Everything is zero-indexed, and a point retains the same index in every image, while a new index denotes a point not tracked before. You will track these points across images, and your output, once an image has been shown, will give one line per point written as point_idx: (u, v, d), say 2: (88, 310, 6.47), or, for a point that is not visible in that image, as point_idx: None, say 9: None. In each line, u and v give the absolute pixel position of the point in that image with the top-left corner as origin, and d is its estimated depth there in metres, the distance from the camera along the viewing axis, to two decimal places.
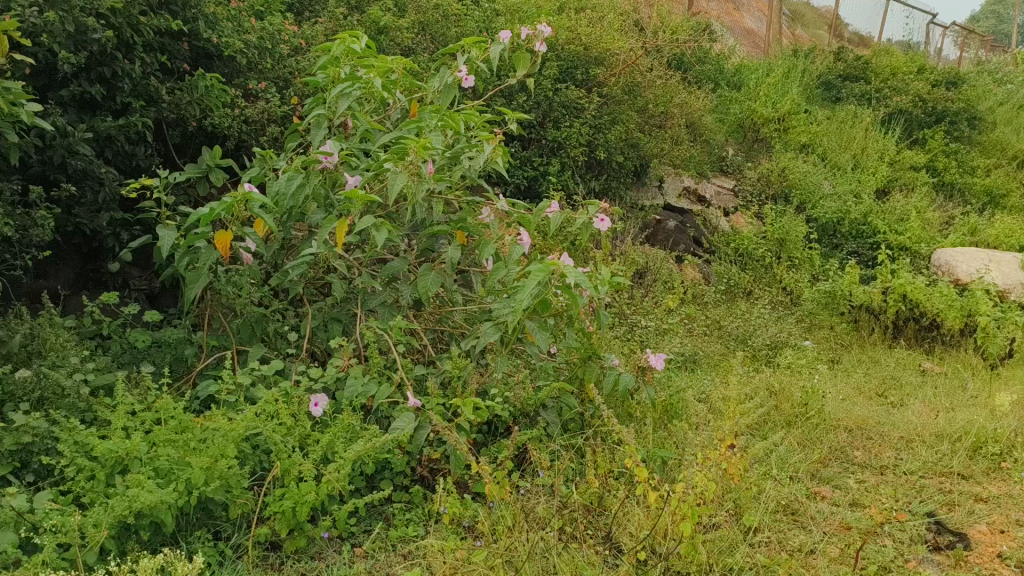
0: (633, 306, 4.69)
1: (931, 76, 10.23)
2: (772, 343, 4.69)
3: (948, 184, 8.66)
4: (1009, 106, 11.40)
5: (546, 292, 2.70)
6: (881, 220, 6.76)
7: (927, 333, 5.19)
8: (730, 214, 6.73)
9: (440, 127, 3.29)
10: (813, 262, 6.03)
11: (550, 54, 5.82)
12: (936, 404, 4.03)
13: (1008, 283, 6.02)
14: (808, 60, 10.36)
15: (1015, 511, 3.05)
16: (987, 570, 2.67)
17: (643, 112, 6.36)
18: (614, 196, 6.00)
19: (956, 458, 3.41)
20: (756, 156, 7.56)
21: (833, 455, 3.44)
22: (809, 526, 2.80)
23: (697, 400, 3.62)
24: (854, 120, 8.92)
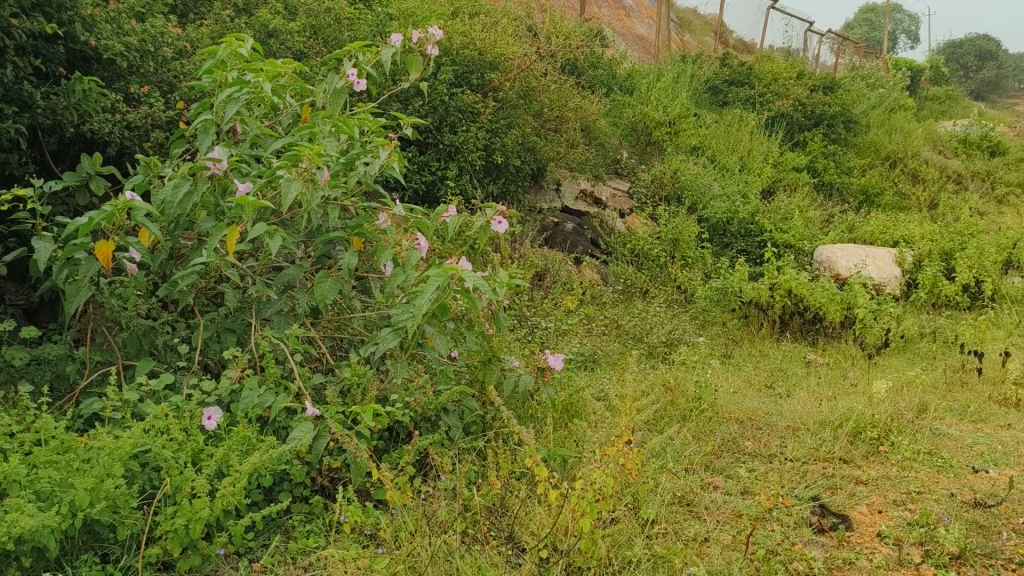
0: (534, 307, 4.77)
1: (810, 80, 10.73)
2: (668, 340, 4.83)
3: (828, 184, 9.08)
4: (881, 110, 12.08)
5: (444, 296, 2.70)
6: (767, 219, 7.05)
7: (811, 326, 5.44)
8: (626, 216, 6.89)
9: (333, 131, 3.25)
10: (705, 261, 6.24)
11: (444, 59, 5.82)
12: (819, 393, 4.24)
13: (883, 277, 6.38)
14: (697, 65, 10.70)
15: (892, 491, 3.24)
16: (867, 548, 2.83)
17: (539, 116, 6.44)
18: (512, 199, 6.04)
19: (838, 443, 3.60)
20: (650, 160, 7.78)
21: (725, 446, 3.57)
22: (703, 516, 2.91)
23: (595, 398, 3.70)
24: (740, 123, 9.33)
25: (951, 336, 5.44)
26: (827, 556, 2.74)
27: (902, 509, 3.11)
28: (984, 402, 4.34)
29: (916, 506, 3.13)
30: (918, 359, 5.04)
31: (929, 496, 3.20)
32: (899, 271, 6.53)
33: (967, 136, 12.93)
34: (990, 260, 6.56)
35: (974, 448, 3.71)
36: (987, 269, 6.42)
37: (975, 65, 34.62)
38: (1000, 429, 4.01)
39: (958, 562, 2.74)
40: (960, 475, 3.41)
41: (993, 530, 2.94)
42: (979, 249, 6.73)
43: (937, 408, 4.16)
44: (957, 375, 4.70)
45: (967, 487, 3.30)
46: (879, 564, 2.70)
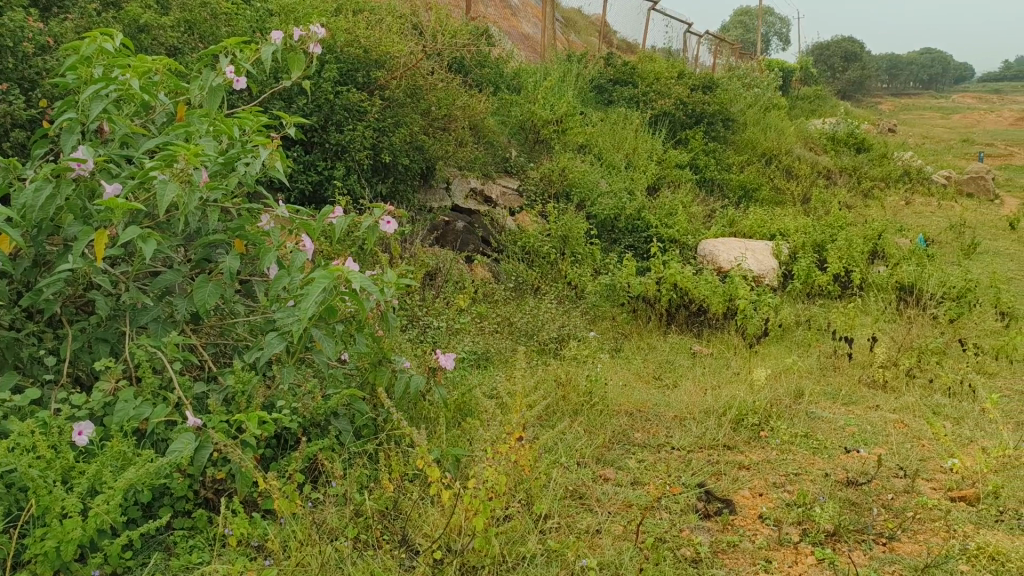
0: (425, 307, 4.74)
1: (690, 80, 11.07)
2: (558, 336, 4.90)
3: (709, 180, 9.40)
4: (757, 108, 12.60)
5: (331, 299, 2.64)
6: (653, 215, 7.23)
7: (696, 318, 5.59)
8: (516, 214, 6.93)
9: (210, 131, 3.13)
10: (595, 257, 6.34)
11: (328, 56, 5.72)
12: (704, 383, 4.38)
13: (762, 270, 6.62)
14: (582, 64, 10.87)
15: (772, 474, 3.39)
16: (749, 531, 2.95)
17: (427, 114, 6.40)
18: (401, 199, 5.98)
19: (722, 431, 3.74)
20: (538, 158, 7.86)
21: (615, 438, 3.65)
22: (595, 508, 2.96)
23: (487, 396, 3.71)
24: (625, 121, 9.54)
25: (824, 323, 5.72)
26: (712, 540, 2.84)
27: (781, 491, 3.26)
28: (854, 385, 4.59)
29: (794, 488, 3.28)
30: (794, 347, 5.29)
31: (805, 477, 3.36)
32: (777, 263, 6.81)
33: (834, 134, 13.64)
34: (857, 251, 6.95)
35: (846, 429, 3.92)
36: (856, 259, 6.78)
37: (841, 66, 36.52)
38: (870, 410, 4.25)
39: (833, 538, 2.90)
40: (834, 456, 3.59)
41: (864, 506, 3.12)
42: (847, 240, 7.11)
43: (812, 393, 4.37)
44: (830, 360, 4.95)
45: (840, 466, 3.48)
46: (761, 545, 2.82)
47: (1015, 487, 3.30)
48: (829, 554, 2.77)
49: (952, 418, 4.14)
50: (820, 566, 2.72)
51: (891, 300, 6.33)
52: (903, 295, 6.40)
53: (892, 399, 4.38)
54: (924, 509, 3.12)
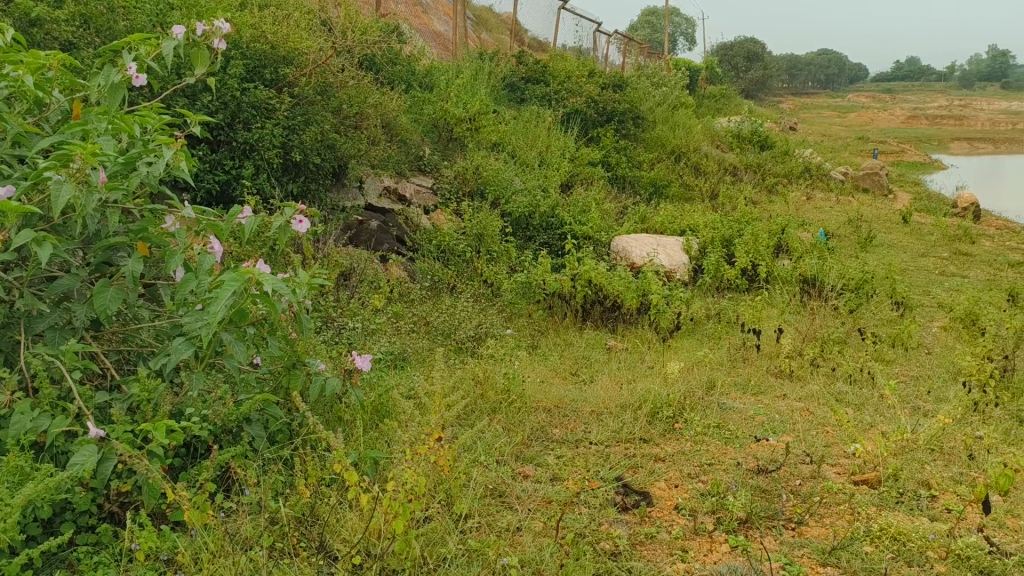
0: (340, 308, 4.66)
1: (601, 78, 11.22)
2: (476, 334, 4.89)
3: (621, 177, 9.52)
4: (665, 107, 12.85)
5: (242, 302, 2.55)
6: (566, 212, 7.29)
7: (611, 314, 5.68)
8: (430, 212, 6.88)
9: (109, 129, 2.99)
10: (510, 254, 6.35)
11: (233, 52, 5.57)
12: (619, 377, 4.45)
13: (673, 265, 6.76)
14: (495, 61, 10.89)
15: (686, 465, 3.47)
16: (665, 521, 3.01)
17: (338, 112, 6.30)
18: (313, 198, 5.86)
19: (638, 424, 3.80)
20: (451, 155, 7.84)
21: (534, 435, 3.67)
22: (515, 505, 2.97)
23: (404, 397, 3.67)
24: (538, 119, 9.59)
25: (733, 316, 5.89)
26: (631, 532, 2.89)
27: (695, 481, 3.34)
28: (762, 375, 4.74)
29: (708, 477, 3.37)
30: (705, 340, 5.42)
31: (719, 467, 3.45)
32: (687, 258, 6.96)
33: (739, 131, 14.06)
34: (763, 245, 7.16)
35: (756, 418, 4.04)
36: (762, 253, 6.97)
37: (745, 65, 37.60)
38: (777, 399, 4.40)
39: (746, 526, 2.98)
40: (745, 445, 3.70)
41: (775, 493, 3.22)
42: (754, 235, 7.32)
43: (723, 384, 4.50)
44: (739, 352, 5.10)
45: (751, 455, 3.59)
46: (677, 535, 2.88)
47: (913, 470, 3.47)
48: (742, 541, 2.85)
49: (853, 404, 4.32)
50: (734, 553, 2.79)
51: (795, 292, 6.56)
52: (806, 287, 6.65)
53: (797, 388, 4.54)
54: (830, 493, 3.25)
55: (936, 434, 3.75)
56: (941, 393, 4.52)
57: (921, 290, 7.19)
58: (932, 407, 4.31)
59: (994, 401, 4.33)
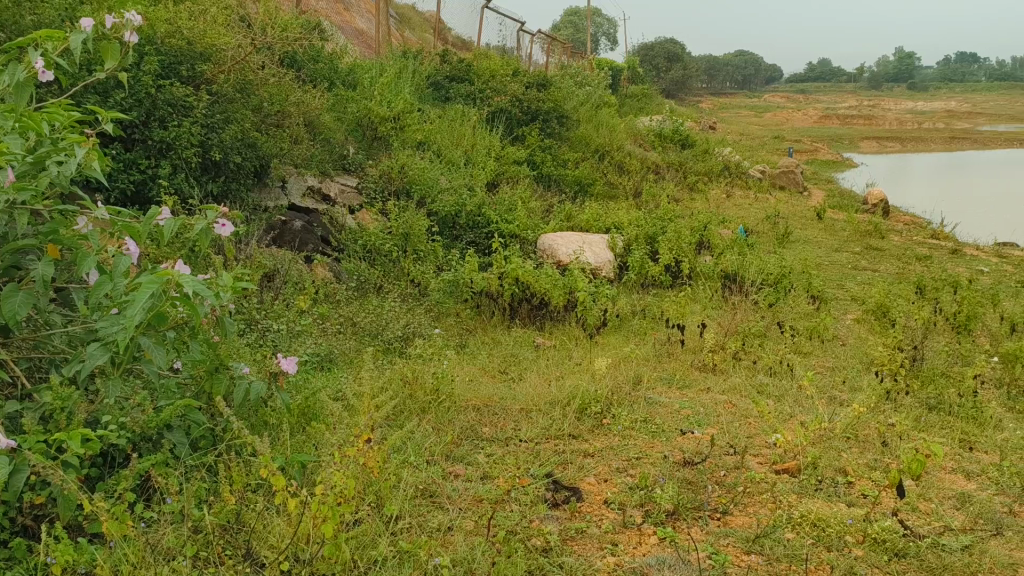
0: (264, 309, 4.57)
1: (525, 77, 11.27)
2: (403, 334, 4.86)
3: (546, 176, 9.58)
4: (589, 106, 12.99)
5: (161, 305, 2.48)
6: (493, 211, 7.24)
7: (539, 311, 5.72)
8: (356, 212, 6.80)
9: (16, 128, 2.86)
10: (437, 253, 6.31)
11: (147, 48, 5.40)
12: (548, 375, 4.48)
13: (599, 262, 6.84)
14: (419, 59, 10.83)
15: (614, 460, 3.51)
16: (595, 516, 3.04)
17: (258, 111, 6.17)
18: (234, 198, 5.71)
19: (567, 420, 3.83)
20: (376, 154, 7.75)
21: (464, 434, 3.66)
22: (446, 505, 2.96)
23: (332, 399, 3.62)
24: (462, 118, 9.58)
25: (657, 311, 5.99)
26: (562, 528, 2.91)
27: (624, 475, 3.39)
28: (687, 369, 4.84)
29: (636, 471, 3.42)
30: (630, 336, 5.51)
31: (646, 461, 3.51)
32: (612, 255, 7.04)
33: (660, 130, 14.32)
34: (686, 241, 7.31)
35: (681, 412, 4.13)
36: (685, 250, 7.11)
37: (665, 66, 38.28)
38: (701, 392, 4.49)
39: (674, 517, 3.04)
40: (671, 438, 3.77)
41: (700, 484, 3.30)
42: (676, 232, 7.45)
43: (649, 379, 4.58)
44: (665, 347, 5.20)
45: (677, 448, 3.67)
46: (607, 529, 2.92)
47: (831, 457, 3.59)
48: (669, 532, 2.91)
49: (773, 396, 4.45)
50: (662, 544, 2.85)
51: (717, 288, 6.72)
52: (728, 282, 6.82)
53: (720, 381, 4.65)
54: (752, 483, 3.34)
55: (852, 422, 3.90)
56: (855, 382, 4.69)
57: (836, 284, 7.46)
58: (847, 397, 4.47)
59: (904, 390, 4.52)
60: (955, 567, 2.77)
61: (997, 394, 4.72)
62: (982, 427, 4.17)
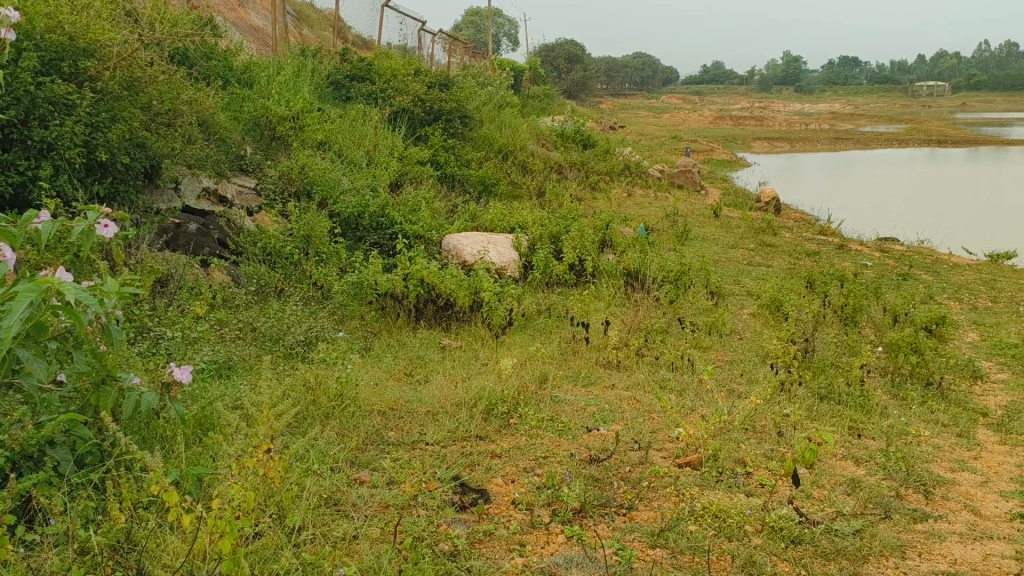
0: (157, 316, 4.38)
1: (427, 77, 11.19)
2: (306, 338, 4.74)
3: (450, 176, 9.53)
4: (492, 106, 13.01)
5: (41, 315, 2.33)
6: (397, 212, 7.15)
7: (444, 312, 5.68)
8: (254, 213, 6.64)
9: None
10: (340, 256, 6.20)
11: (24, 43, 5.09)
12: (455, 375, 4.46)
13: (503, 261, 6.82)
14: (318, 57, 10.61)
15: (522, 460, 3.52)
16: (503, 517, 3.04)
17: (148, 109, 5.92)
18: (123, 200, 5.48)
19: (474, 422, 3.82)
20: (275, 154, 7.54)
21: (369, 439, 3.60)
22: (351, 513, 2.90)
23: (231, 408, 3.50)
24: (364, 118, 9.44)
25: (562, 310, 6.05)
26: (470, 531, 2.89)
27: (531, 475, 3.40)
28: (592, 366, 4.90)
29: (542, 471, 3.44)
30: (536, 335, 5.54)
31: (553, 459, 3.53)
32: (517, 254, 7.05)
33: (562, 131, 14.47)
34: (589, 240, 7.41)
35: (587, 409, 4.18)
36: (588, 248, 7.21)
37: (566, 67, 38.76)
38: (606, 389, 4.56)
39: (580, 515, 3.07)
40: (577, 436, 3.81)
41: (606, 481, 3.34)
42: (580, 231, 7.54)
43: (555, 377, 4.61)
44: (570, 345, 5.25)
45: (583, 445, 3.70)
46: (515, 530, 2.92)
47: (730, 449, 3.70)
48: (577, 531, 2.93)
49: (675, 390, 4.55)
50: (570, 543, 2.87)
51: (620, 285, 6.84)
52: (630, 280, 6.94)
53: (624, 377, 4.73)
54: (656, 477, 3.41)
55: (749, 414, 4.03)
56: (752, 375, 4.85)
57: (732, 280, 7.69)
58: (745, 389, 4.62)
59: (797, 380, 4.70)
60: (848, 551, 2.89)
61: (882, 382, 4.97)
62: (869, 414, 4.37)
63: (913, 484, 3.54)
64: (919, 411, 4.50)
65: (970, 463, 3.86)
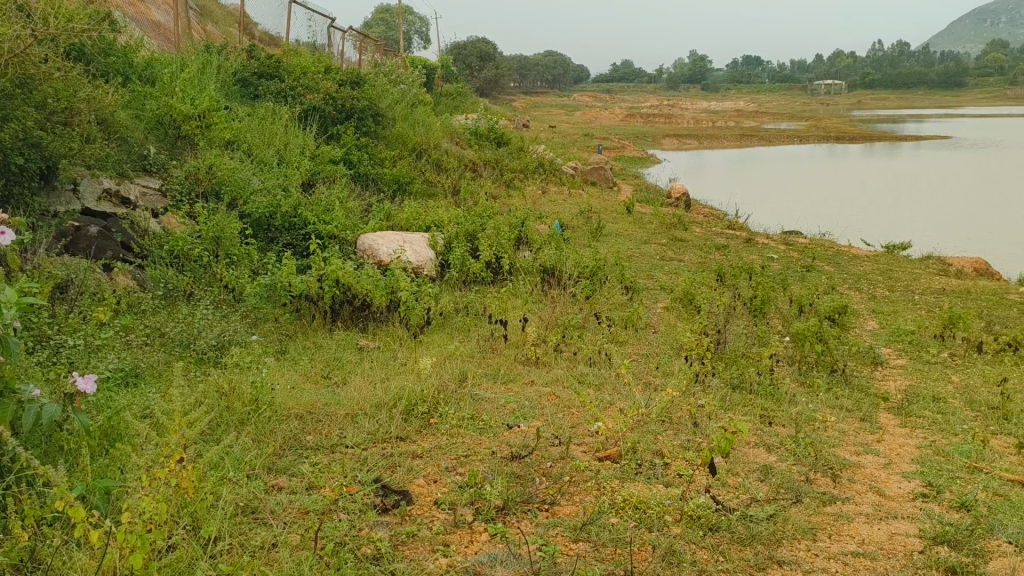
0: (58, 323, 4.18)
1: (338, 74, 11.01)
2: (218, 343, 4.61)
3: (363, 175, 9.41)
4: (405, 104, 12.89)
5: None
6: (309, 212, 7.01)
7: (361, 313, 5.61)
8: (160, 215, 6.38)
9: None
10: (251, 257, 6.05)
11: None
12: (373, 376, 4.41)
13: (420, 260, 6.75)
14: (223, 54, 10.31)
15: (443, 459, 3.51)
16: (425, 518, 3.02)
17: (42, 108, 5.64)
18: (17, 203, 5.24)
19: (394, 423, 3.79)
20: (180, 154, 7.29)
21: (286, 444, 3.53)
22: (269, 520, 2.84)
23: (139, 417, 3.37)
24: (273, 116, 9.22)
25: (480, 308, 6.06)
26: (392, 534, 2.87)
27: (453, 474, 3.39)
28: (510, 363, 4.92)
29: (464, 470, 3.43)
30: (454, 334, 5.53)
31: (474, 458, 3.53)
32: (433, 253, 6.99)
33: (476, 129, 14.46)
34: (505, 238, 7.42)
35: (507, 406, 4.19)
36: (504, 246, 7.22)
37: (478, 65, 38.71)
38: (525, 385, 4.59)
39: (503, 513, 3.08)
40: (498, 434, 3.82)
41: (528, 477, 3.37)
42: (496, 229, 7.56)
43: (475, 375, 4.61)
44: (489, 342, 5.26)
45: (504, 443, 3.71)
46: (438, 530, 2.91)
47: (648, 441, 3.78)
48: (500, 528, 2.94)
49: (593, 385, 4.61)
50: (493, 541, 2.87)
51: (536, 282, 6.88)
52: (546, 276, 7.00)
53: (543, 373, 4.76)
54: (577, 471, 3.45)
55: (666, 406, 4.11)
56: (667, 367, 4.95)
57: (646, 275, 7.83)
58: (660, 381, 4.71)
59: (710, 371, 4.83)
60: (763, 536, 2.98)
61: (790, 371, 5.14)
62: (779, 402, 4.53)
63: (821, 468, 3.68)
64: (825, 397, 4.68)
65: (873, 446, 4.03)
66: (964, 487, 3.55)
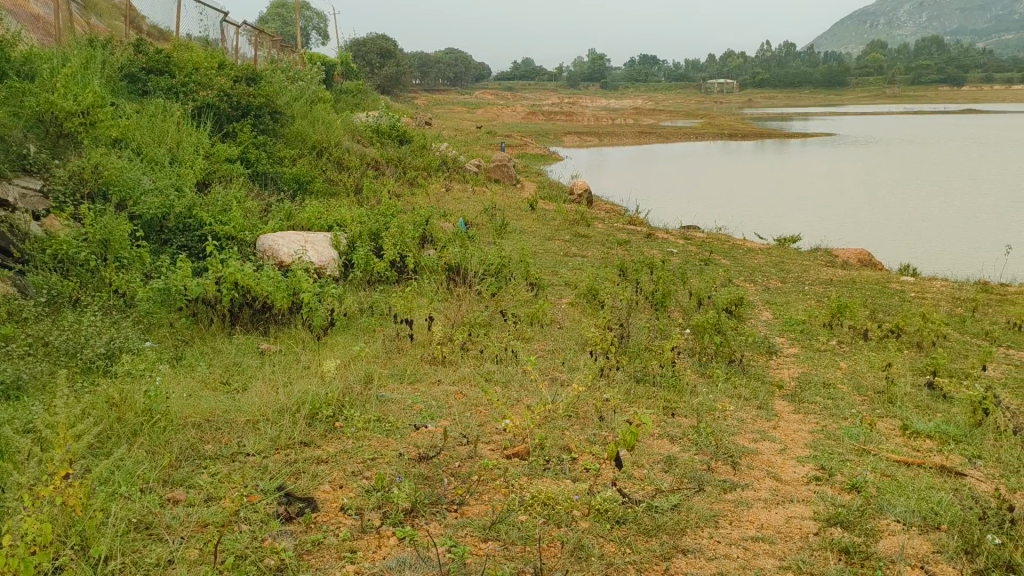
0: None
1: (233, 69, 10.66)
2: (109, 351, 4.41)
3: (262, 174, 9.16)
4: (303, 101, 12.61)
5: None
6: (205, 212, 6.76)
7: (261, 315, 5.46)
8: (41, 218, 6.05)
9: None
10: (143, 260, 5.81)
11: None
12: (275, 381, 4.29)
13: (321, 261, 6.62)
14: (108, 48, 9.85)
15: (349, 464, 3.45)
16: (332, 524, 2.96)
17: None
18: None
19: (297, 428, 3.70)
20: (62, 154, 6.92)
21: (183, 454, 3.40)
22: (164, 535, 2.73)
23: (20, 433, 3.17)
24: (164, 114, 8.86)
25: (385, 308, 5.98)
26: (297, 543, 2.79)
27: (359, 478, 3.33)
28: (417, 363, 4.87)
29: (371, 473, 3.38)
30: (359, 335, 5.44)
31: (381, 461, 3.48)
32: (336, 253, 6.85)
33: (378, 126, 14.27)
34: (409, 237, 7.35)
35: (414, 407, 4.15)
36: (408, 244, 7.15)
37: (378, 62, 38.22)
38: (433, 385, 4.56)
39: (411, 515, 3.05)
40: (405, 435, 3.78)
41: (436, 478, 3.34)
42: (400, 228, 7.47)
43: (381, 376, 4.55)
44: (395, 343, 5.20)
45: (411, 444, 3.67)
46: (345, 537, 2.85)
47: (555, 437, 3.81)
48: (408, 532, 2.90)
49: (500, 382, 4.62)
50: (401, 545, 2.83)
51: (442, 281, 6.85)
52: (451, 275, 6.97)
53: (450, 372, 4.74)
54: (485, 470, 3.44)
55: (572, 402, 4.16)
56: (573, 363, 5.00)
57: (550, 271, 7.90)
58: (566, 377, 4.76)
59: (615, 365, 4.91)
60: (667, 526, 3.04)
61: (691, 362, 5.28)
62: (680, 394, 4.63)
63: (721, 457, 3.79)
64: (723, 387, 4.82)
65: (770, 433, 4.17)
66: (854, 469, 3.72)
